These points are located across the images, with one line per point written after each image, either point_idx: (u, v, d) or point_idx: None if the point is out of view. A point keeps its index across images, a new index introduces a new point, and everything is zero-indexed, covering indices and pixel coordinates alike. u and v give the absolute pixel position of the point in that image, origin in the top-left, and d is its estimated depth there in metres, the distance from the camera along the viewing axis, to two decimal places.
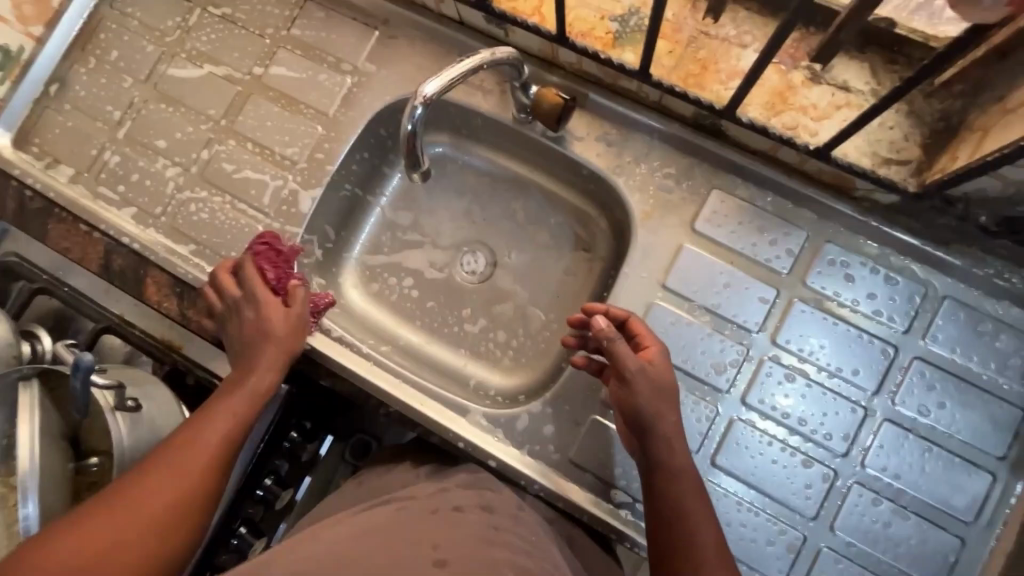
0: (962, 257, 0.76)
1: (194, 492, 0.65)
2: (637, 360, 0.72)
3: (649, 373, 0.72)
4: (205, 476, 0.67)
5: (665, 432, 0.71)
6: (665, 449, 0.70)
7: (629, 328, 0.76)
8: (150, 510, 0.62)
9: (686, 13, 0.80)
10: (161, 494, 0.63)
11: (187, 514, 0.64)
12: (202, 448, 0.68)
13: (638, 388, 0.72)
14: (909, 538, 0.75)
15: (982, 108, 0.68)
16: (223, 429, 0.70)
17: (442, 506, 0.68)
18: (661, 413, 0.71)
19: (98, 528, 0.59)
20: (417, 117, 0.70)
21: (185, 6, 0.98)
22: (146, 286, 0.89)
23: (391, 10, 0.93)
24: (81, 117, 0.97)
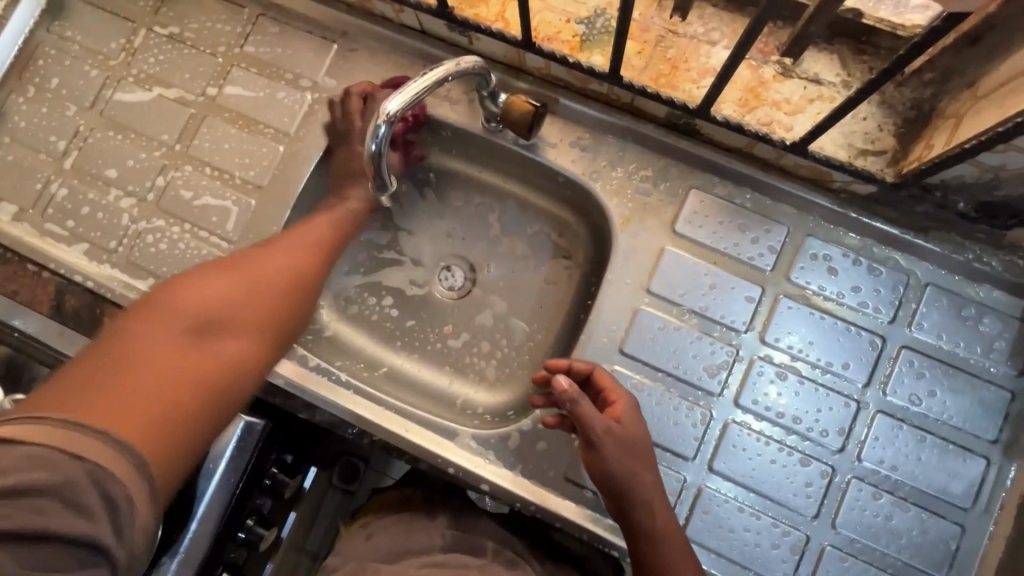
0: (942, 243, 0.76)
1: (304, 269, 0.74)
2: (604, 421, 0.68)
3: (616, 434, 0.69)
4: (300, 273, 0.73)
5: (643, 495, 0.68)
6: (645, 513, 0.68)
7: (595, 381, 0.73)
8: (255, 288, 0.68)
9: (653, 12, 0.78)
10: (266, 273, 0.70)
11: (285, 304, 0.70)
12: (295, 253, 0.75)
13: (607, 451, 0.68)
14: (911, 529, 0.74)
15: (953, 94, 0.68)
16: (318, 238, 0.78)
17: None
18: (636, 474, 0.68)
19: (210, 293, 0.64)
20: (381, 135, 0.66)
21: (129, 27, 0.93)
22: (104, 324, 0.85)
23: (349, 22, 0.90)
24: (22, 149, 0.91)
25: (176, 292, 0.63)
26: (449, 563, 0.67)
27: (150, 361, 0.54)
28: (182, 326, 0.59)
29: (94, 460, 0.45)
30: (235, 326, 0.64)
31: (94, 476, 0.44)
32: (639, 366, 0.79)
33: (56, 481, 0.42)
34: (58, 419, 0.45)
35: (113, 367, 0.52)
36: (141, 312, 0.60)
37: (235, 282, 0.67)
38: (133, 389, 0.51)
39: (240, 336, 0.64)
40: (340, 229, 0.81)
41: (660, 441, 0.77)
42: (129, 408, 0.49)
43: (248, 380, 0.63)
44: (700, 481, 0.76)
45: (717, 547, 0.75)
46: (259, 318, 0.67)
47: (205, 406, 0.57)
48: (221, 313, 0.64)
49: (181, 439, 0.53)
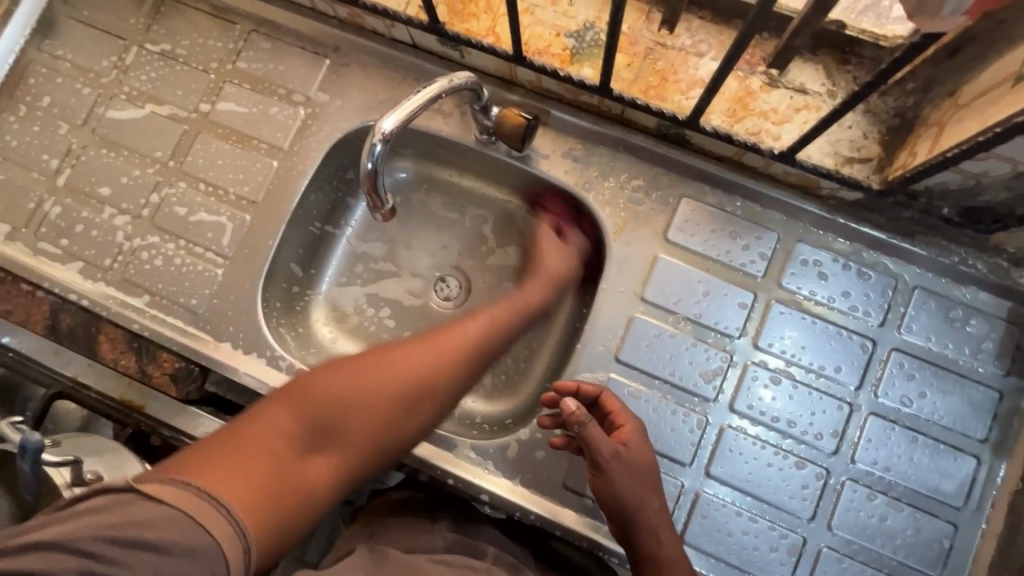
0: (928, 246, 0.78)
1: (445, 368, 0.71)
2: (611, 445, 0.69)
3: (624, 458, 0.70)
4: (438, 373, 0.71)
5: (650, 522, 0.69)
6: (652, 538, 0.69)
7: (603, 404, 0.74)
8: (384, 392, 0.67)
9: (641, 25, 0.80)
10: (403, 374, 0.69)
11: (415, 416, 0.69)
12: (450, 345, 0.73)
13: (614, 476, 0.69)
14: (905, 529, 0.75)
15: (935, 102, 0.69)
16: (477, 333, 0.75)
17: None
18: (643, 498, 0.69)
19: (345, 388, 0.65)
20: (377, 154, 0.67)
21: (119, 45, 0.93)
22: (100, 342, 0.86)
23: (341, 37, 0.90)
24: (13, 169, 0.91)
25: (323, 379, 0.66)
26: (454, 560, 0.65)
27: (270, 461, 0.58)
28: (309, 425, 0.62)
29: (210, 539, 0.49)
30: (354, 433, 0.65)
31: (209, 551, 0.48)
32: (635, 374, 0.80)
33: (180, 545, 0.47)
34: (193, 490, 0.50)
35: (244, 460, 0.56)
36: (287, 396, 0.64)
37: (372, 380, 0.67)
38: (252, 486, 0.55)
39: (352, 448, 0.65)
40: (511, 312, 0.79)
41: (657, 447, 0.78)
42: (246, 503, 0.53)
43: (335, 494, 0.63)
44: (698, 486, 0.77)
45: (714, 551, 0.76)
46: (375, 425, 0.66)
47: (300, 517, 0.59)
48: (350, 414, 0.65)
49: (275, 544, 0.55)
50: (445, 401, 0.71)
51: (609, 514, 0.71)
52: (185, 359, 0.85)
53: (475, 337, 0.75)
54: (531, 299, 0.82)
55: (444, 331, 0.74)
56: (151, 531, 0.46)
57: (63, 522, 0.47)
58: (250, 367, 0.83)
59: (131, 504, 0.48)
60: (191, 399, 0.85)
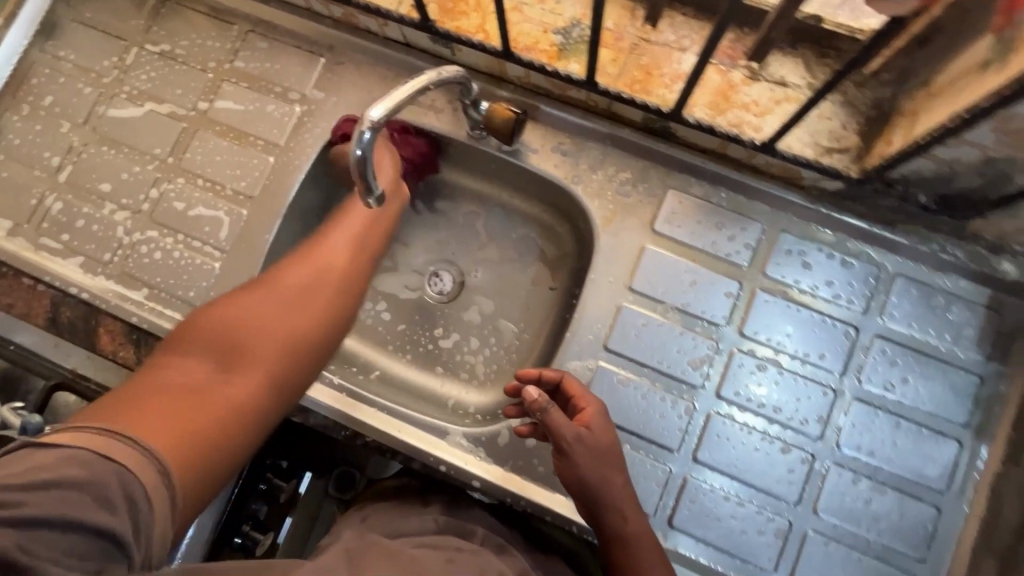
0: (908, 235, 0.80)
1: (328, 274, 0.73)
2: (574, 429, 0.70)
3: (586, 440, 0.71)
4: (320, 281, 0.73)
5: (618, 503, 0.70)
6: (619, 518, 0.70)
7: (565, 390, 0.75)
8: (273, 308, 0.69)
9: (626, 21, 0.82)
10: (291, 285, 0.71)
11: (314, 320, 0.70)
12: (328, 256, 0.75)
13: (578, 459, 0.70)
14: (890, 512, 0.77)
15: (910, 93, 0.71)
16: (341, 248, 0.76)
17: (487, 567, 0.64)
18: (607, 478, 0.70)
19: (234, 315, 0.67)
20: (365, 141, 0.67)
21: (120, 45, 0.96)
22: (100, 335, 0.87)
23: (336, 37, 0.93)
24: (17, 167, 0.93)
25: (208, 315, 0.67)
26: (440, 543, 0.66)
27: (173, 390, 0.58)
28: (211, 352, 0.64)
29: (115, 465, 0.48)
30: (260, 351, 0.66)
31: (120, 475, 0.48)
32: (624, 362, 0.81)
33: (81, 478, 0.46)
34: (93, 429, 0.50)
35: (145, 394, 0.57)
36: (181, 340, 0.65)
37: (259, 303, 0.68)
38: (154, 410, 0.55)
39: (264, 364, 0.65)
40: (377, 229, 0.80)
41: (646, 434, 0.79)
42: (149, 423, 0.54)
43: (265, 406, 0.64)
44: (687, 471, 0.78)
45: (703, 536, 0.77)
46: (278, 336, 0.67)
47: (225, 432, 0.59)
48: (246, 336, 0.66)
49: (201, 461, 0.55)
50: (340, 302, 0.73)
51: (574, 497, 0.72)
52: None
53: (347, 253, 0.76)
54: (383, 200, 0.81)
55: (321, 252, 0.75)
56: (49, 470, 0.46)
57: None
58: None
59: (22, 458, 0.48)
60: None
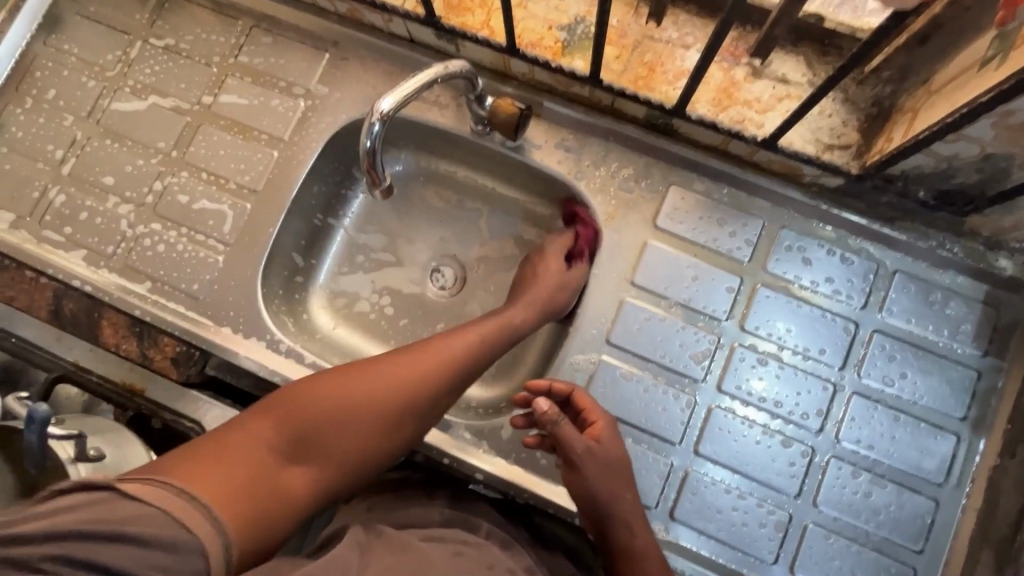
0: (907, 231, 0.81)
1: (444, 382, 0.70)
2: (585, 442, 0.71)
3: (597, 454, 0.71)
4: (435, 387, 0.70)
5: (624, 514, 0.71)
6: (626, 531, 0.71)
7: (574, 402, 0.76)
8: (380, 405, 0.66)
9: (630, 18, 0.83)
10: (408, 386, 0.68)
11: (408, 432, 0.68)
12: (451, 356, 0.72)
13: (588, 472, 0.71)
14: (889, 505, 0.77)
15: (910, 91, 0.72)
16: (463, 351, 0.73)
17: (495, 562, 0.64)
18: (615, 493, 0.71)
19: (345, 398, 0.65)
20: (375, 133, 0.69)
21: (124, 39, 0.96)
22: (102, 327, 0.86)
23: (341, 32, 0.93)
24: (18, 159, 0.93)
25: (325, 387, 0.66)
26: (446, 536, 0.66)
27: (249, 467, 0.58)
28: (305, 431, 0.63)
29: (192, 536, 0.50)
30: (335, 446, 0.64)
31: (191, 552, 0.49)
32: (627, 356, 0.82)
33: (161, 541, 0.47)
34: (175, 491, 0.51)
35: (226, 463, 0.57)
36: (279, 403, 0.64)
37: (359, 391, 0.66)
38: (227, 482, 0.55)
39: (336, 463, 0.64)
40: (500, 333, 0.76)
41: (647, 428, 0.80)
42: (226, 494, 0.54)
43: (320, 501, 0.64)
44: (688, 464, 0.79)
45: (705, 529, 0.78)
46: (368, 439, 0.66)
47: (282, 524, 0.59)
48: (332, 425, 0.64)
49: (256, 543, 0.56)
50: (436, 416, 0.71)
51: (582, 508, 0.73)
52: (187, 342, 0.86)
53: (459, 355, 0.72)
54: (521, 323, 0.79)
55: (435, 351, 0.71)
56: (131, 525, 0.47)
57: (39, 519, 0.47)
58: (249, 350, 0.86)
59: (104, 502, 0.48)
60: (191, 382, 0.85)
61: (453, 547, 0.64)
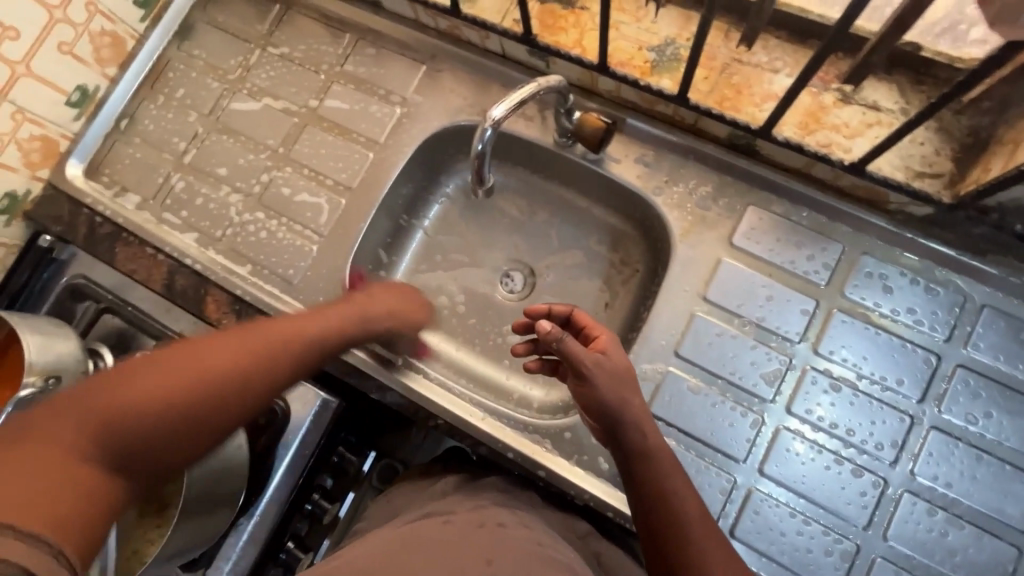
0: (999, 266, 0.79)
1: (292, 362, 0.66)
2: (590, 353, 0.73)
3: (604, 364, 0.73)
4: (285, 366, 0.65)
5: (635, 417, 0.71)
6: (637, 433, 0.70)
7: (575, 322, 0.80)
8: (229, 386, 0.59)
9: (720, 42, 0.85)
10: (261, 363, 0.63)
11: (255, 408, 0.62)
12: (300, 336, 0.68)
13: (597, 382, 0.72)
14: (966, 547, 0.74)
15: (1011, 122, 0.71)
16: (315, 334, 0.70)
17: (486, 520, 0.64)
18: (625, 399, 0.71)
19: (186, 380, 0.57)
20: (487, 138, 0.75)
21: (246, 47, 1.06)
22: (207, 304, 0.96)
23: (438, 46, 1.00)
24: (148, 149, 1.04)
25: (152, 370, 0.56)
26: (434, 513, 0.66)
27: (44, 486, 0.46)
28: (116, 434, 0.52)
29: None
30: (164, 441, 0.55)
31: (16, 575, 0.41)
32: (694, 370, 0.83)
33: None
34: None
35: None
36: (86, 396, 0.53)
37: (186, 374, 0.57)
38: (18, 509, 0.44)
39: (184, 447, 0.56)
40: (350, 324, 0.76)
41: (712, 443, 0.80)
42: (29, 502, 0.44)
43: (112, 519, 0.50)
44: (751, 483, 0.79)
45: (766, 550, 0.77)
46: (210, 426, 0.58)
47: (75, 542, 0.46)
48: (162, 415, 0.55)
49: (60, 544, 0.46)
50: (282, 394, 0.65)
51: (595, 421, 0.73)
52: None
53: (301, 339, 0.67)
54: (365, 325, 0.78)
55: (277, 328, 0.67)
56: None
57: None
58: None
59: None
60: None
61: (442, 517, 0.64)
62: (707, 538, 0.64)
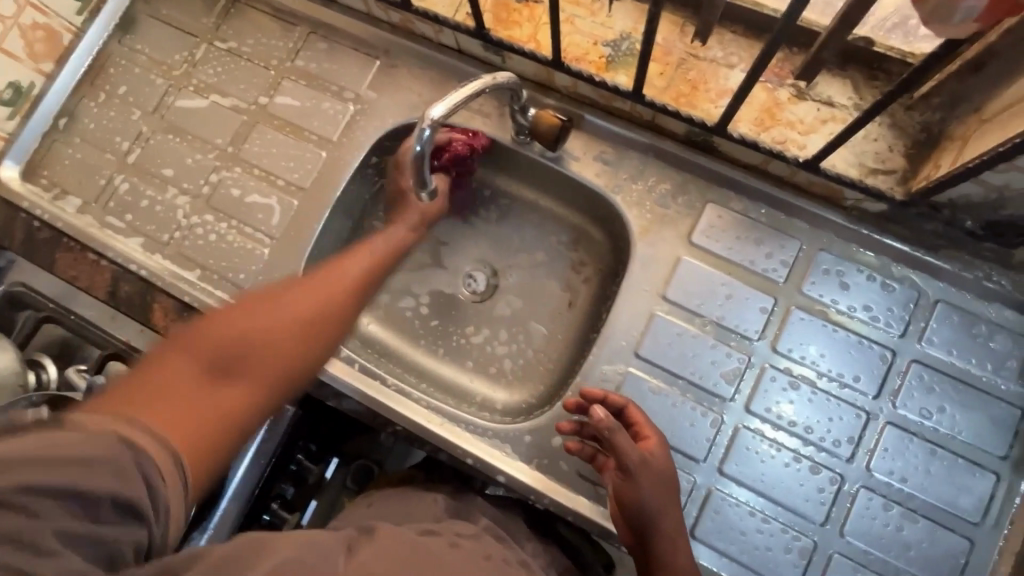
0: (951, 261, 0.79)
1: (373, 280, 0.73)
2: (639, 451, 0.73)
3: (651, 467, 0.72)
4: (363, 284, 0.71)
5: (669, 530, 0.71)
6: (671, 549, 0.70)
7: (628, 416, 0.77)
8: (329, 306, 0.65)
9: (675, 37, 0.84)
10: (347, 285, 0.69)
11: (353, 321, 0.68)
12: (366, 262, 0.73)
13: (641, 482, 0.71)
14: (921, 541, 0.75)
15: (961, 118, 0.71)
16: (382, 258, 0.75)
17: (492, 553, 0.66)
18: (665, 508, 0.71)
19: (301, 301, 0.63)
20: (425, 138, 0.73)
21: (191, 41, 1.02)
22: (153, 311, 0.91)
23: (392, 41, 0.97)
24: (89, 149, 0.99)
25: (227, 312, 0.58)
26: (442, 530, 0.67)
27: (184, 411, 0.50)
28: (210, 357, 0.54)
29: (130, 454, 0.44)
30: (257, 369, 0.57)
31: (138, 460, 0.44)
32: (654, 370, 0.82)
33: (96, 457, 0.42)
34: (130, 424, 0.45)
35: (164, 402, 0.49)
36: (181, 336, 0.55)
37: (310, 297, 0.64)
38: (195, 417, 0.50)
39: (263, 378, 0.57)
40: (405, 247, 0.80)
41: (671, 443, 0.80)
42: (176, 430, 0.48)
43: (252, 425, 0.55)
44: (711, 483, 0.78)
45: (727, 550, 0.77)
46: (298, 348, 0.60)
47: (229, 449, 0.53)
48: (282, 335, 0.60)
49: (214, 448, 0.51)
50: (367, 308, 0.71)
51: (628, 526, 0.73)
52: None
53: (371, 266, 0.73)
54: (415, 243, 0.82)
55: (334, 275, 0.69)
56: (76, 447, 0.42)
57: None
58: None
59: (52, 433, 0.43)
60: None
61: (448, 538, 0.65)
62: None
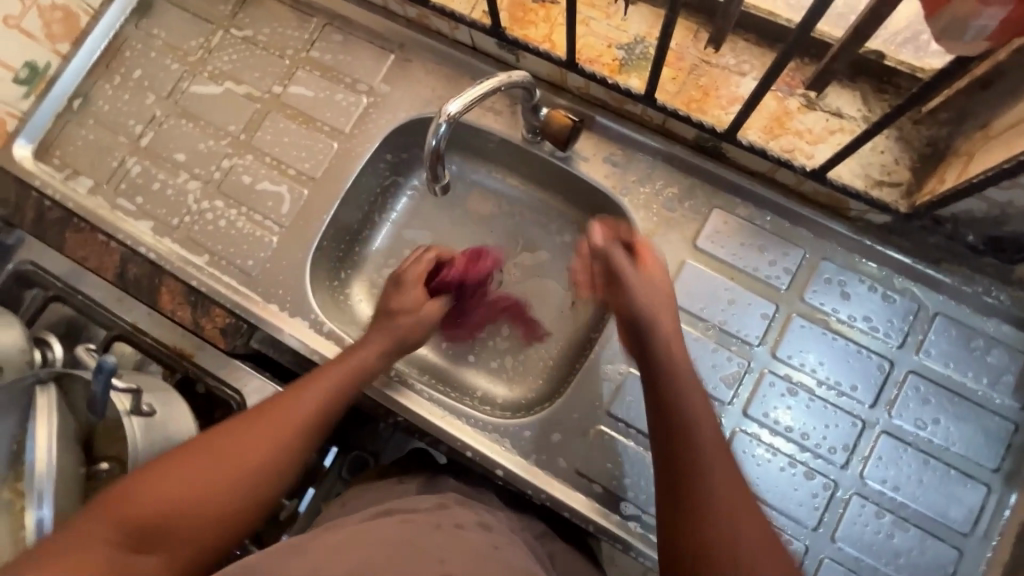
0: (952, 275, 0.80)
1: (333, 404, 0.71)
2: (636, 272, 0.74)
3: (647, 286, 0.73)
4: (320, 415, 0.70)
5: (666, 336, 0.69)
6: (666, 354, 0.68)
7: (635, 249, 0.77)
8: (275, 449, 0.65)
9: (688, 42, 0.85)
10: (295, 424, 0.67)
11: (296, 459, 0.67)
12: (322, 389, 0.71)
13: (634, 295, 0.72)
14: (911, 549, 0.76)
15: (966, 134, 0.73)
16: (340, 382, 0.74)
17: (443, 521, 0.63)
18: (659, 316, 0.71)
19: (240, 444, 0.64)
20: (441, 133, 0.73)
21: (208, 28, 1.03)
22: (161, 294, 0.92)
23: (408, 35, 0.98)
24: (102, 131, 1.00)
25: (165, 466, 0.60)
26: (397, 510, 0.65)
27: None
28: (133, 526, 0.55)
29: None
30: (181, 529, 0.58)
31: None
32: None
33: None
34: None
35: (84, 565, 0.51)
36: (109, 497, 0.57)
37: (250, 443, 0.64)
38: None
39: (187, 541, 0.58)
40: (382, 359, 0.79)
41: None
42: None
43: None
44: None
45: None
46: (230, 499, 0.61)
47: None
48: (215, 490, 0.60)
49: None
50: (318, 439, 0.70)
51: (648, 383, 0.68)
52: (236, 316, 0.91)
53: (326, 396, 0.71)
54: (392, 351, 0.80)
55: (283, 403, 0.68)
56: None
57: None
58: (294, 329, 0.90)
59: None
60: (237, 352, 0.90)
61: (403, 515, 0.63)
62: (723, 468, 0.59)
